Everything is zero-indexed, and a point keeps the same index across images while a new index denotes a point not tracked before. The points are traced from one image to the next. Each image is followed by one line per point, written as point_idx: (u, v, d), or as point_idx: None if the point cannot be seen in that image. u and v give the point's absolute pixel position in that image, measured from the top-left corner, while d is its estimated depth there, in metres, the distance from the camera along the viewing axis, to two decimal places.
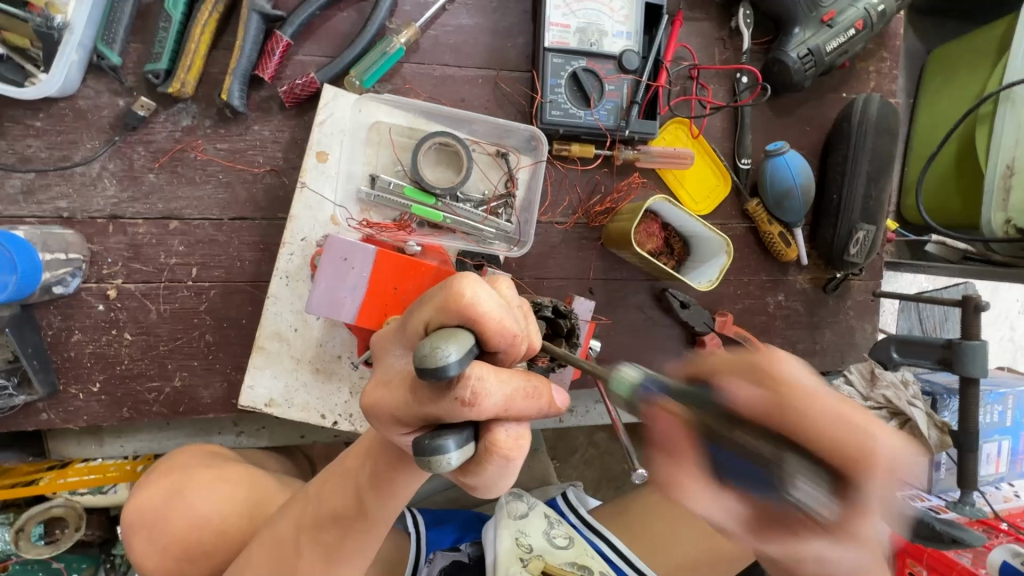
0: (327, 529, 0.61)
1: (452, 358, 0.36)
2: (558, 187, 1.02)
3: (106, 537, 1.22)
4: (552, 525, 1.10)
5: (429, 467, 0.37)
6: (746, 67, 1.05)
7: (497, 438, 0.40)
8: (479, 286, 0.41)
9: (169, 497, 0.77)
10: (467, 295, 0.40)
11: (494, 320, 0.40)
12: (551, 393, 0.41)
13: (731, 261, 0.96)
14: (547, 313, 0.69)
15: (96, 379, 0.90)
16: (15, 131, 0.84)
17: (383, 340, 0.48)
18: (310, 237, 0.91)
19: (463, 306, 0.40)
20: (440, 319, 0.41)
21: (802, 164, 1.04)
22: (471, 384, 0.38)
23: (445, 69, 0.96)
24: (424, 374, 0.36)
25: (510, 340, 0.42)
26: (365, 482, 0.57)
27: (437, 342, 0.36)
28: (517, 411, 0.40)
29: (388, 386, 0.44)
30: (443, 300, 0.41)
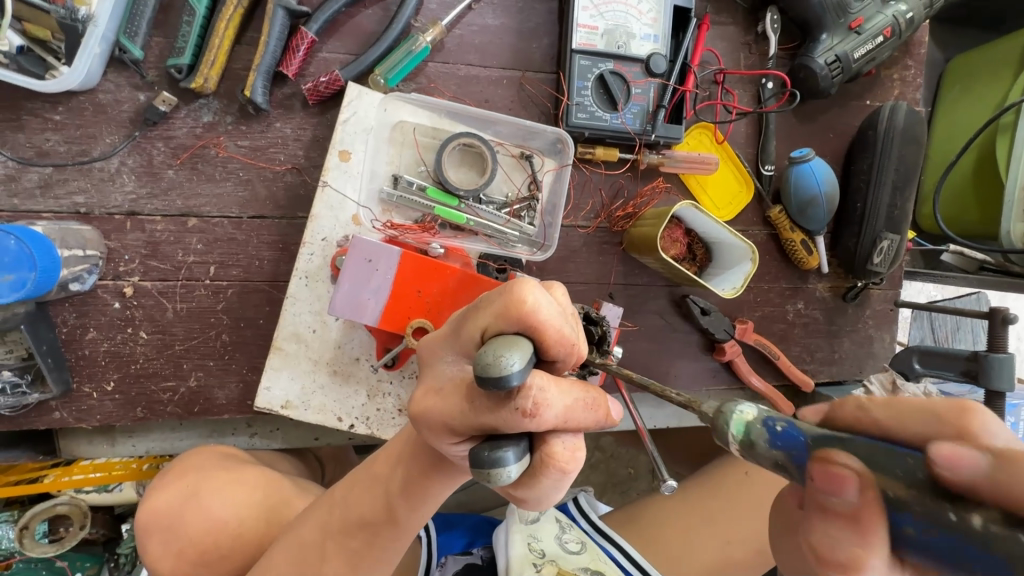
0: (353, 535, 0.59)
1: (516, 366, 0.35)
2: (581, 190, 1.01)
3: (111, 536, 1.21)
4: (563, 530, 1.10)
5: (488, 479, 0.37)
6: (772, 72, 1.03)
7: (554, 450, 0.40)
8: (538, 294, 0.41)
9: (184, 500, 0.76)
10: (529, 302, 0.40)
11: (554, 328, 0.40)
12: (607, 405, 0.42)
13: (756, 267, 0.95)
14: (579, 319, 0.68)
15: (110, 378, 0.88)
16: (33, 124, 0.82)
17: (430, 347, 0.48)
18: (331, 237, 0.90)
19: (525, 313, 0.39)
20: (499, 326, 0.40)
21: (827, 172, 1.02)
22: (532, 393, 0.37)
23: (469, 69, 0.95)
24: (486, 383, 0.35)
25: (568, 350, 0.41)
26: (397, 489, 0.56)
27: (499, 350, 0.35)
28: (575, 421, 0.40)
29: (440, 394, 0.43)
30: (502, 307, 0.41)
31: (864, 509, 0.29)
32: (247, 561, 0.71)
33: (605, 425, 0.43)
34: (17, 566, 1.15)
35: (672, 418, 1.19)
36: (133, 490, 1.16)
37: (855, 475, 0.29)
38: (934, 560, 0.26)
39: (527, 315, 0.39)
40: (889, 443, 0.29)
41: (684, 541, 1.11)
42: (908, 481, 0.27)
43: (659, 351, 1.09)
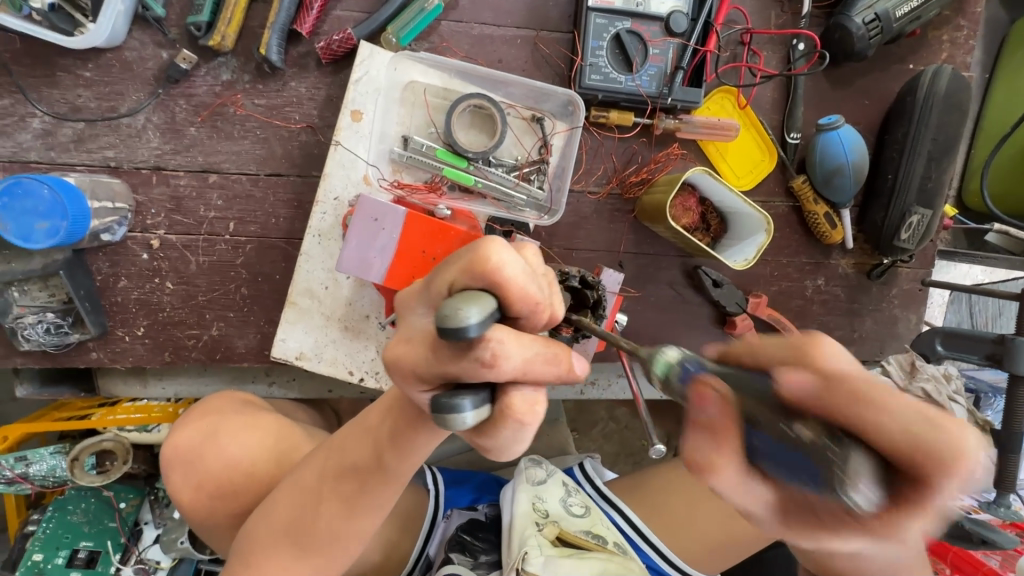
0: (347, 480, 0.63)
1: (474, 317, 0.37)
2: (594, 155, 0.99)
3: (150, 472, 1.31)
4: (569, 493, 1.11)
5: (445, 424, 0.38)
6: (804, 32, 0.97)
7: (513, 402, 0.41)
8: (504, 253, 0.42)
9: (206, 438, 0.82)
10: (492, 260, 0.41)
11: (517, 287, 0.41)
12: (569, 359, 0.43)
13: (770, 239, 0.92)
14: (574, 283, 0.68)
15: (140, 324, 0.95)
16: (66, 80, 0.86)
17: (407, 299, 0.48)
18: (342, 197, 0.92)
19: (491, 272, 0.41)
20: (464, 282, 0.42)
21: (856, 141, 0.97)
22: (490, 345, 0.39)
23: (483, 27, 0.94)
24: (446, 333, 0.37)
25: (532, 308, 0.43)
26: (385, 438, 0.59)
27: (459, 304, 0.37)
28: (535, 375, 0.42)
29: (411, 343, 0.44)
30: (471, 266, 0.42)
31: (722, 421, 0.34)
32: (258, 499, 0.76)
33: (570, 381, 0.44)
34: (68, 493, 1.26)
35: None
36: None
37: (719, 396, 0.34)
38: (775, 463, 0.32)
39: (493, 274, 0.41)
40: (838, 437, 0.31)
41: (686, 516, 1.11)
42: (759, 399, 0.32)
43: (668, 322, 1.09)
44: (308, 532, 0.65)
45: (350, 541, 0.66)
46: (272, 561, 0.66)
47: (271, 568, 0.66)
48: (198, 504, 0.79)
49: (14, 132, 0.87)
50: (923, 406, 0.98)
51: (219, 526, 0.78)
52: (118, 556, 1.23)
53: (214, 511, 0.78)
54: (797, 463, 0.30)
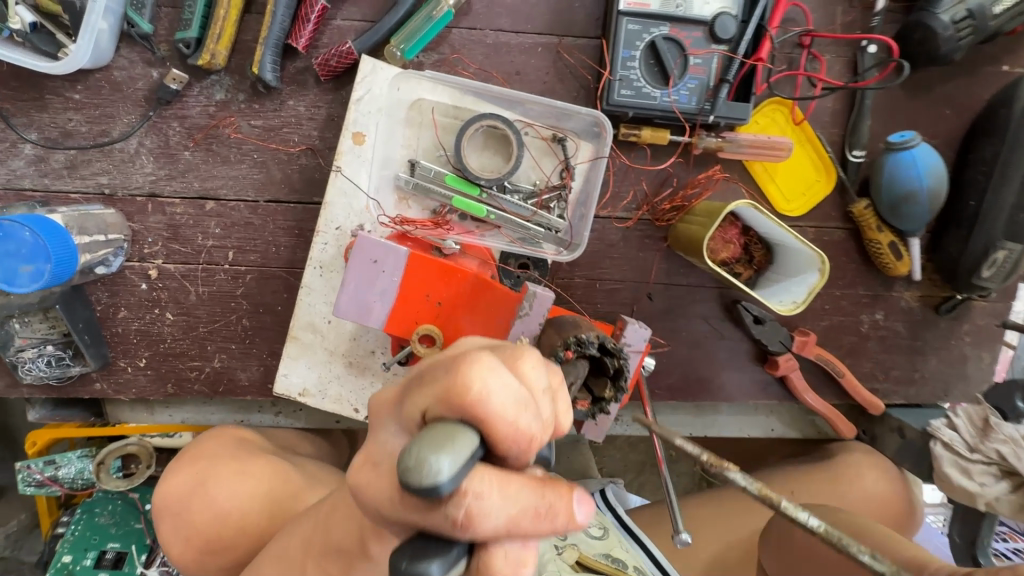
0: (330, 559, 0.56)
1: (443, 475, 0.28)
2: (622, 177, 0.88)
3: None
4: (587, 514, 1.00)
5: None
6: (877, 35, 0.82)
7: (495, 555, 0.34)
8: (489, 376, 0.33)
9: (195, 487, 0.78)
10: (474, 389, 0.32)
11: (505, 423, 0.32)
12: (571, 508, 0.34)
13: (824, 280, 0.80)
14: (592, 352, 0.59)
15: (142, 355, 0.92)
16: (55, 103, 0.81)
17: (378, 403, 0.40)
18: (344, 226, 0.85)
19: (472, 406, 0.32)
20: (440, 411, 0.33)
21: (933, 163, 0.83)
22: (465, 503, 0.31)
23: (500, 35, 0.83)
24: (409, 488, 0.29)
25: (524, 444, 0.34)
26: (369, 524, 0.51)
27: (426, 450, 0.29)
28: (524, 531, 0.34)
29: (376, 471, 0.36)
30: (449, 391, 0.33)
31: None
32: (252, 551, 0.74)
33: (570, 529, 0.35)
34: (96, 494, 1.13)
35: (713, 426, 1.09)
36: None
37: None
38: None
39: (475, 409, 0.32)
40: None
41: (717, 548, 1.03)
42: None
43: (701, 358, 0.99)
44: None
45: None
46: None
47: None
48: (189, 557, 0.76)
49: (6, 159, 0.82)
50: (996, 470, 0.87)
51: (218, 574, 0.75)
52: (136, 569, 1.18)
53: (206, 565, 0.76)
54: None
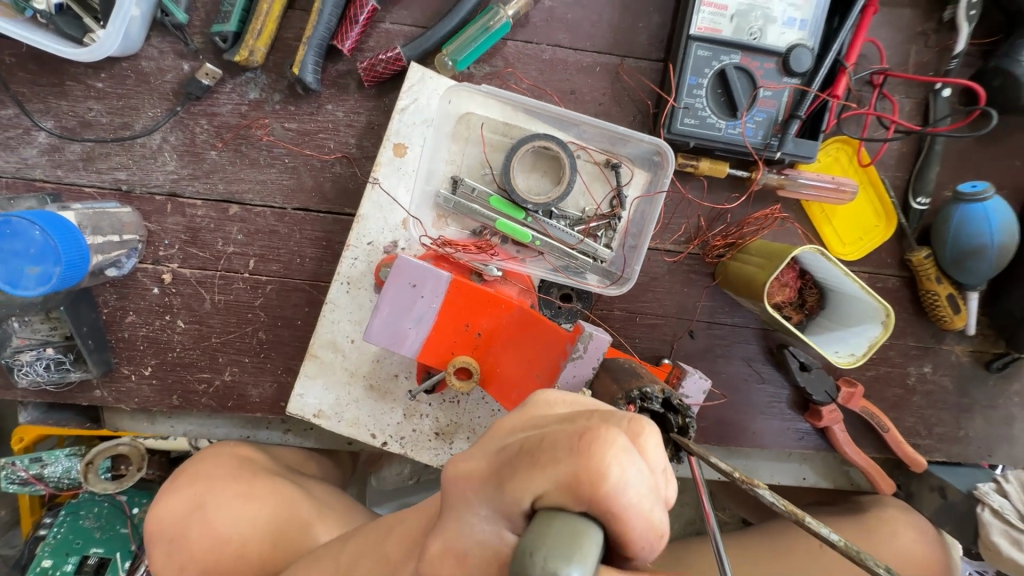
0: None
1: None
2: (673, 209, 0.83)
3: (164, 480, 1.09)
4: None
5: None
6: (954, 78, 0.78)
7: None
8: (628, 463, 0.28)
9: (189, 513, 0.70)
10: (612, 480, 0.28)
11: (639, 518, 0.28)
12: None
13: (887, 335, 0.74)
14: (656, 407, 0.54)
15: (148, 363, 0.85)
16: (76, 91, 0.75)
17: (450, 486, 0.32)
18: (377, 241, 0.79)
19: (605, 499, 0.28)
20: (561, 503, 0.28)
21: (1007, 218, 0.78)
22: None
23: (557, 51, 0.78)
24: None
25: (653, 544, 0.30)
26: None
27: (555, 561, 0.26)
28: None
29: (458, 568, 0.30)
30: (579, 478, 0.27)
31: None
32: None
33: None
34: (81, 495, 1.02)
35: (742, 471, 1.03)
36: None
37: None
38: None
39: (607, 503, 0.28)
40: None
41: None
42: None
43: (740, 403, 0.93)
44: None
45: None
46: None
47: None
48: None
49: (18, 147, 0.76)
50: None
51: None
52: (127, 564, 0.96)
53: None
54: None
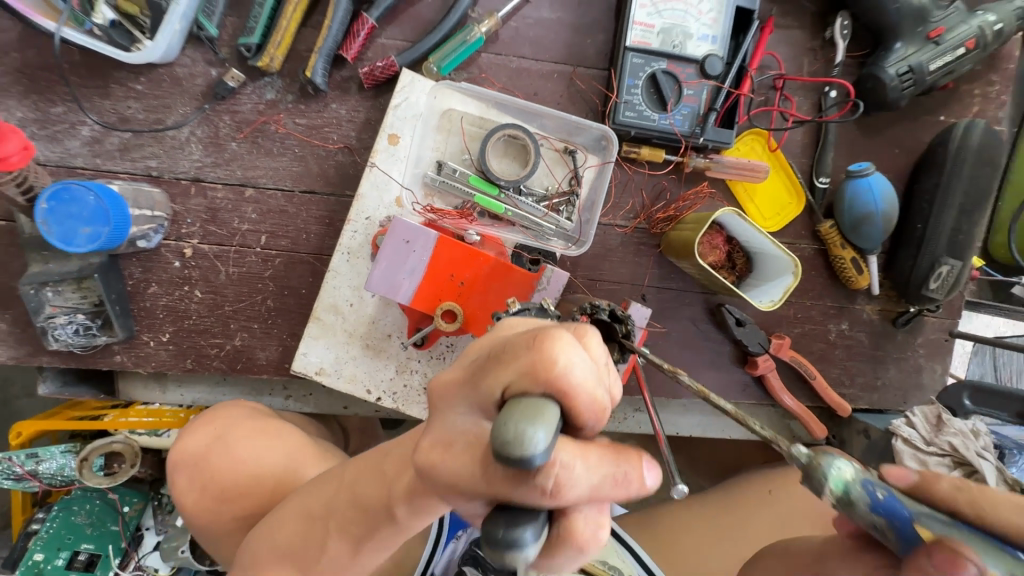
0: (355, 520, 0.52)
1: (539, 446, 0.28)
2: (622, 189, 1.00)
3: (155, 477, 1.35)
4: None
5: (501, 561, 0.31)
6: (837, 80, 0.99)
7: (575, 527, 0.34)
8: (573, 353, 0.34)
9: (211, 443, 0.82)
10: (561, 362, 0.33)
11: (586, 395, 0.33)
12: (643, 473, 0.34)
13: (797, 282, 0.91)
14: (603, 316, 0.68)
15: (166, 330, 0.96)
16: (117, 92, 0.89)
17: (440, 390, 0.40)
18: (374, 217, 0.93)
19: (557, 377, 0.32)
20: (523, 386, 0.33)
21: (887, 190, 0.97)
22: (553, 471, 0.31)
23: (521, 61, 0.96)
24: (505, 461, 0.28)
25: (598, 419, 0.35)
26: (400, 491, 0.47)
27: (521, 423, 0.28)
28: (600, 497, 0.34)
29: (451, 449, 0.37)
30: (534, 363, 0.33)
31: None
32: (243, 517, 0.76)
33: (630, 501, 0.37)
34: (74, 491, 1.29)
35: (697, 426, 1.17)
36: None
37: None
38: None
39: (560, 381, 0.32)
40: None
41: (697, 554, 1.19)
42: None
43: (689, 359, 1.08)
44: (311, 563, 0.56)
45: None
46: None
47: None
48: (201, 507, 0.79)
49: (63, 139, 0.89)
50: (950, 461, 0.93)
51: (218, 529, 0.77)
52: (118, 561, 1.26)
53: (217, 514, 0.78)
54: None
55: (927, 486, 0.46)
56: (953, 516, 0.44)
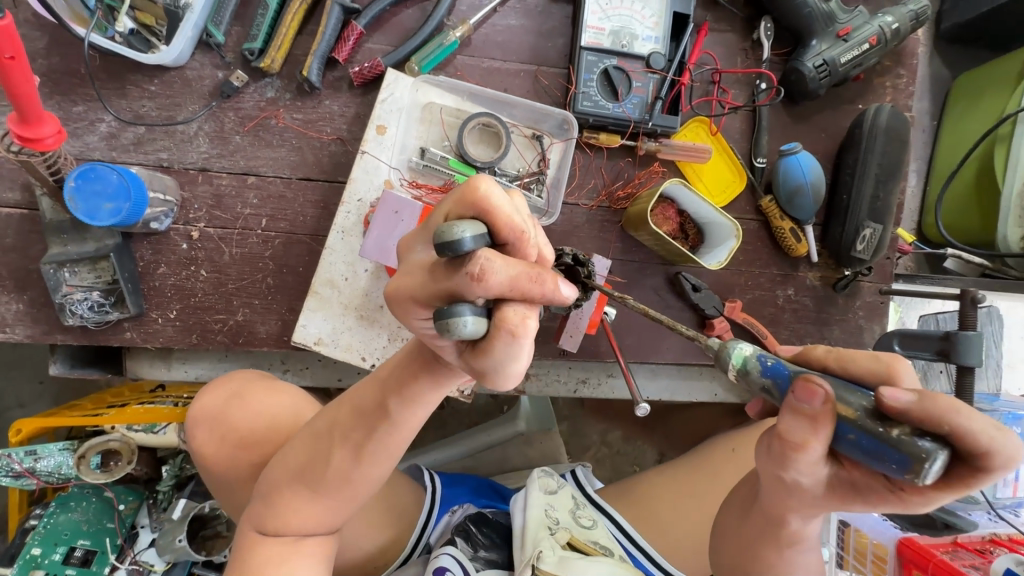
0: (356, 427, 0.69)
1: (466, 234, 0.46)
2: (585, 171, 1.12)
3: (150, 476, 1.39)
4: (577, 507, 1.21)
5: (447, 330, 0.45)
6: (766, 72, 1.14)
7: (506, 315, 0.46)
8: (491, 186, 0.51)
9: (227, 400, 0.90)
10: (481, 190, 0.50)
11: (502, 214, 0.50)
12: (556, 281, 0.47)
13: (739, 244, 1.05)
14: (567, 261, 0.79)
15: (173, 307, 1.04)
16: (134, 92, 1.00)
17: (406, 243, 0.57)
18: (365, 199, 1.04)
19: (478, 200, 0.50)
20: (458, 211, 0.51)
21: (814, 165, 1.12)
22: (479, 261, 0.45)
23: (492, 62, 1.10)
24: (444, 248, 0.47)
25: (517, 235, 0.51)
26: (391, 388, 0.66)
27: (454, 223, 0.47)
28: (523, 292, 0.46)
29: (410, 275, 0.53)
30: (463, 196, 0.51)
31: None
32: (259, 462, 0.83)
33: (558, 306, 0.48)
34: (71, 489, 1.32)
35: (666, 390, 1.27)
36: (174, 433, 1.33)
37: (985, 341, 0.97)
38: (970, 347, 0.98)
39: (479, 202, 0.50)
40: (926, 438, 0.42)
41: (673, 517, 1.24)
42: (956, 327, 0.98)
43: None
44: (321, 476, 0.70)
45: (361, 487, 0.72)
46: (287, 506, 0.71)
47: (288, 510, 0.71)
48: (217, 457, 0.87)
49: (83, 134, 0.99)
50: None
51: (235, 477, 0.84)
52: (113, 556, 1.28)
53: (231, 462, 0.85)
54: (889, 454, 0.43)
55: (806, 353, 0.54)
56: (824, 370, 0.52)
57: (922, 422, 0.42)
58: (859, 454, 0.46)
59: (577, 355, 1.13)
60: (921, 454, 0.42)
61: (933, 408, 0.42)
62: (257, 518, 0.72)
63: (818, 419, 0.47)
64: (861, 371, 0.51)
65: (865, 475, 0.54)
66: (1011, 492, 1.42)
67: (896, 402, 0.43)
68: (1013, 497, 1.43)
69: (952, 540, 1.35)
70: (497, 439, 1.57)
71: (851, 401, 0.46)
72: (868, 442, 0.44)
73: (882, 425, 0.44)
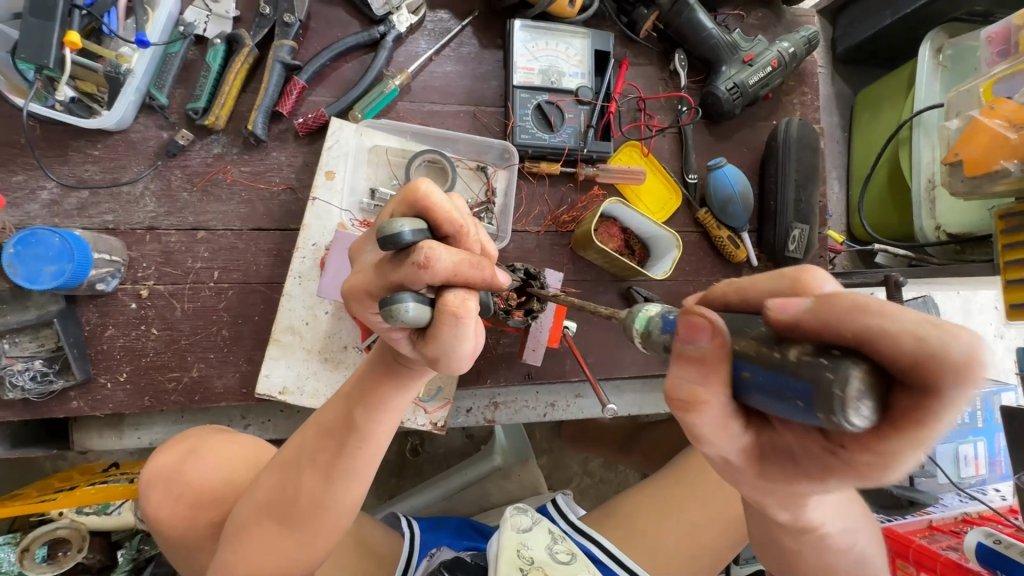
0: (325, 447, 0.70)
1: (407, 233, 0.49)
2: (530, 199, 1.18)
3: (104, 563, 1.27)
4: (555, 541, 1.18)
5: (391, 315, 0.48)
6: (685, 97, 1.26)
7: (448, 299, 0.50)
8: (432, 185, 0.54)
9: (183, 458, 0.87)
10: (422, 189, 0.53)
11: (443, 211, 0.53)
12: (493, 269, 0.53)
13: (679, 254, 1.10)
14: (519, 275, 0.84)
15: (123, 370, 1.01)
16: (76, 158, 1.01)
17: (357, 244, 0.60)
18: (320, 243, 1.06)
19: (422, 201, 0.53)
20: (403, 211, 0.54)
21: (739, 175, 1.21)
22: (423, 250, 0.49)
23: (432, 106, 1.16)
24: (387, 243, 0.49)
25: (456, 228, 0.54)
26: (356, 399, 0.68)
27: (396, 221, 0.50)
28: (464, 277, 0.51)
29: (362, 272, 0.56)
30: (407, 196, 0.54)
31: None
32: (218, 521, 0.81)
33: (495, 287, 0.54)
34: None
35: (634, 405, 1.30)
36: (129, 512, 1.26)
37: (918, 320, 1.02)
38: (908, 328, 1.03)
39: (423, 202, 0.53)
40: (831, 354, 0.32)
41: (655, 535, 1.24)
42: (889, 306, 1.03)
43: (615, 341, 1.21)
44: (291, 506, 0.71)
45: (334, 513, 0.72)
46: (256, 542, 0.71)
47: (261, 544, 0.71)
48: (176, 517, 0.83)
49: (23, 203, 0.99)
50: None
51: (194, 539, 0.81)
52: None
53: (193, 521, 0.82)
54: (792, 386, 0.34)
55: (707, 294, 0.47)
56: (724, 306, 0.46)
57: (822, 333, 0.33)
58: (766, 400, 0.37)
59: (542, 377, 1.15)
60: (826, 378, 0.31)
61: (828, 311, 0.33)
62: (221, 566, 0.71)
63: (707, 361, 0.40)
64: (762, 293, 0.44)
65: (801, 437, 0.44)
66: (976, 470, 1.48)
67: (786, 313, 0.36)
68: (978, 475, 1.48)
69: (929, 524, 1.40)
70: (474, 477, 1.54)
71: (745, 332, 0.38)
72: (769, 379, 0.36)
73: (779, 350, 0.35)
